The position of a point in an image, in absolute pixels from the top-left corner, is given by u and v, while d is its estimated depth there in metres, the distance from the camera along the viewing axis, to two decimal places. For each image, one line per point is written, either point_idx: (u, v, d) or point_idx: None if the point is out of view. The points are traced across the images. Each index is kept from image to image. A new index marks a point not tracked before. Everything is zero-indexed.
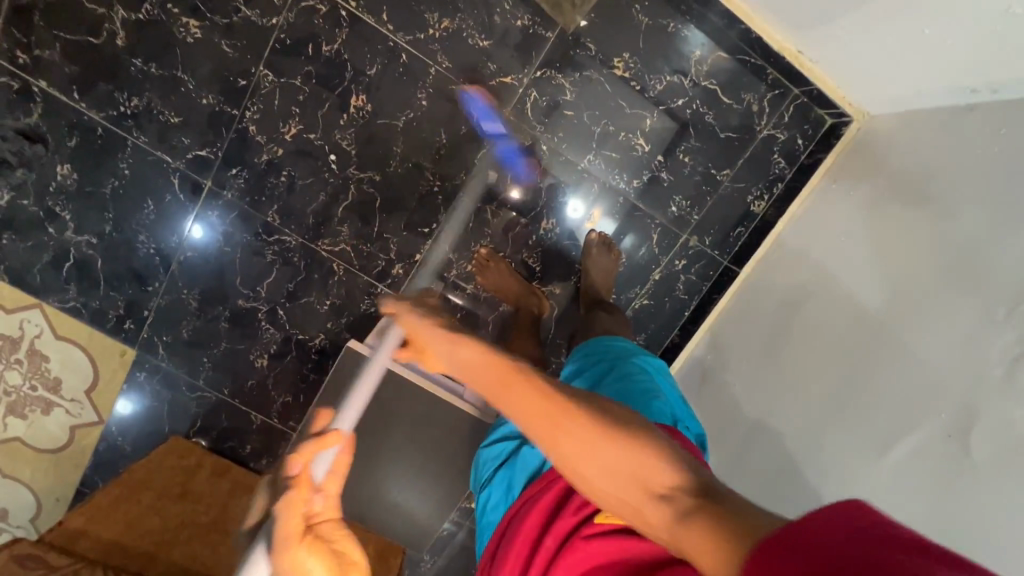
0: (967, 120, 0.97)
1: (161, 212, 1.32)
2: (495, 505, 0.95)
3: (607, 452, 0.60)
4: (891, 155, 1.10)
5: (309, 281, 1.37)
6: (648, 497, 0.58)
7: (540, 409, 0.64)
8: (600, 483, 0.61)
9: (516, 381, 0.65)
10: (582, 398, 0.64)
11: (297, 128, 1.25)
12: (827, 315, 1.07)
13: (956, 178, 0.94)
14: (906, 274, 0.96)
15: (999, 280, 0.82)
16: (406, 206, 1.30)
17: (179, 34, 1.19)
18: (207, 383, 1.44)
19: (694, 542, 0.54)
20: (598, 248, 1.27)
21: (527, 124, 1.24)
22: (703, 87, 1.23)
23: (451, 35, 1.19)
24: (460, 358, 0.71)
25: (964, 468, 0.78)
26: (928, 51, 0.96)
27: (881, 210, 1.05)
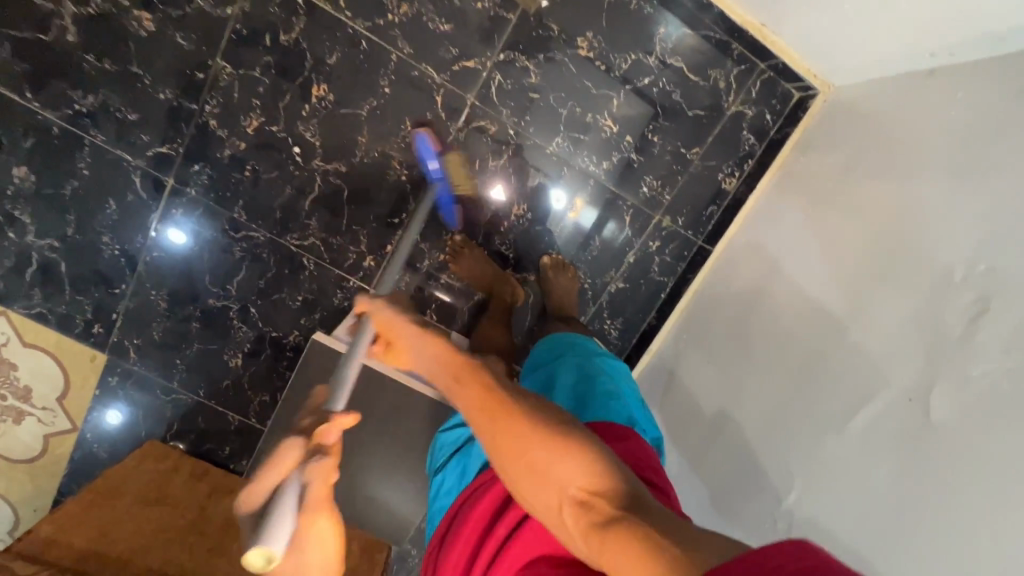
0: (925, 87, 0.96)
1: (124, 212, 1.29)
2: (449, 488, 0.95)
3: (534, 453, 0.62)
4: (852, 129, 1.09)
5: (280, 277, 1.35)
6: (568, 501, 0.60)
7: (484, 408, 0.66)
8: (526, 488, 0.63)
9: (466, 380, 0.69)
10: (523, 399, 0.66)
11: (259, 120, 1.22)
12: (792, 294, 1.06)
13: (917, 143, 0.93)
14: (869, 244, 0.95)
15: (957, 242, 0.82)
16: (374, 197, 1.28)
17: (132, 28, 1.16)
18: (181, 384, 1.42)
19: (605, 547, 0.55)
20: (553, 272, 1.28)
21: (492, 108, 1.23)
22: (668, 64, 1.22)
23: (411, 20, 1.17)
24: (425, 357, 0.75)
25: (923, 431, 0.77)
26: (885, 18, 0.96)
27: (844, 187, 1.05)
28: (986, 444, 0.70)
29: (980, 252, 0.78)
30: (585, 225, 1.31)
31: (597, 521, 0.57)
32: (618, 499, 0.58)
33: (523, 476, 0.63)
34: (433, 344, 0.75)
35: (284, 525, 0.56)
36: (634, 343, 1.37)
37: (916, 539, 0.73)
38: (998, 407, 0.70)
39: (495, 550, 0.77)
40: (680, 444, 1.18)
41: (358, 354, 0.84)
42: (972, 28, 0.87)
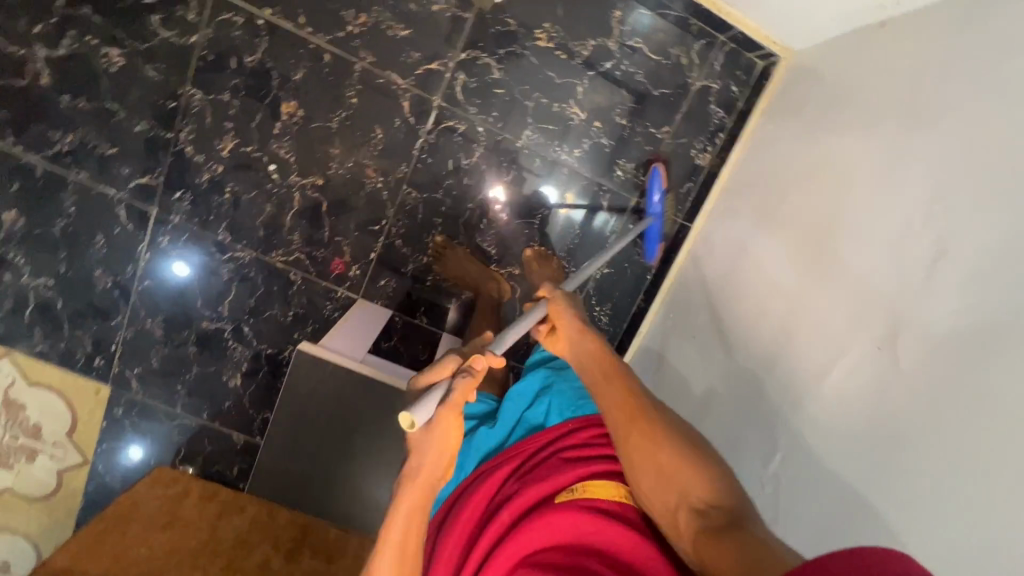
0: (880, 40, 0.97)
1: (113, 245, 1.32)
2: (446, 483, 0.93)
3: (668, 459, 0.71)
4: (815, 88, 1.10)
5: (270, 294, 1.37)
6: (684, 505, 0.68)
7: (626, 408, 0.77)
8: (651, 484, 0.71)
9: (615, 385, 0.80)
10: (659, 411, 0.77)
11: (233, 142, 1.25)
12: (770, 255, 1.06)
13: (872, 99, 0.95)
14: (834, 203, 0.96)
15: (911, 192, 0.84)
16: (353, 206, 1.30)
17: (102, 65, 1.19)
18: (185, 409, 1.44)
19: (710, 552, 0.63)
20: (538, 262, 1.27)
21: (459, 107, 1.24)
22: (629, 47, 1.22)
23: (370, 29, 1.18)
24: (584, 355, 0.85)
25: (894, 379, 0.78)
26: None
27: (810, 146, 1.05)
28: (952, 383, 0.71)
29: (940, 196, 0.80)
30: (576, 219, 1.31)
31: (709, 525, 0.65)
32: (734, 514, 0.66)
33: (647, 471, 0.72)
34: (594, 347, 0.85)
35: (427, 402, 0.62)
36: (624, 328, 1.38)
37: (893, 487, 0.73)
38: (960, 346, 0.71)
39: (496, 538, 0.75)
40: None
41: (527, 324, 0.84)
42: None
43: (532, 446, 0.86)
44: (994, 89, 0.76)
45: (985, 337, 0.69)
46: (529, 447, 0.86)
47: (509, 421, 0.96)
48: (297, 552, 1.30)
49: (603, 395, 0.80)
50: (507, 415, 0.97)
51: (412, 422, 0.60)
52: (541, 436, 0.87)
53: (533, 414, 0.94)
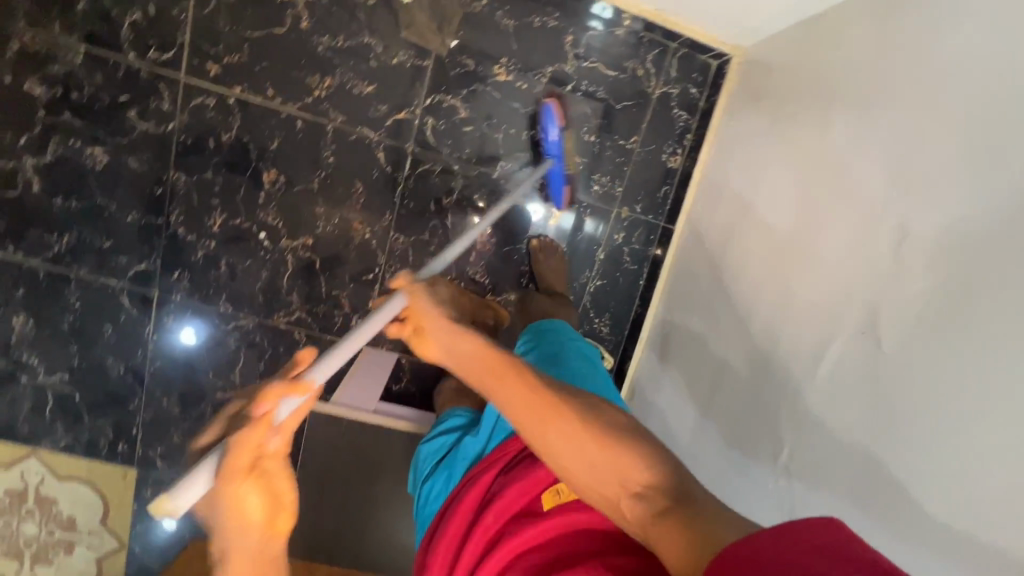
0: (816, 35, 1.02)
1: (121, 332, 1.36)
2: (437, 493, 1.01)
3: (593, 450, 0.62)
4: (770, 88, 1.14)
5: (277, 356, 1.40)
6: (624, 494, 0.61)
7: (527, 399, 0.64)
8: (582, 477, 0.63)
9: (507, 375, 0.66)
10: (563, 389, 0.66)
11: (222, 217, 1.29)
12: (751, 255, 1.09)
13: (823, 87, 0.99)
14: (804, 194, 0.99)
15: (870, 177, 0.87)
16: (345, 260, 1.34)
17: (89, 164, 1.24)
18: None
19: (665, 540, 0.57)
20: (542, 255, 1.30)
21: (433, 149, 1.28)
22: (586, 67, 1.26)
23: (336, 90, 1.23)
24: (452, 347, 0.71)
25: (881, 358, 0.80)
26: None
27: (775, 145, 1.09)
28: (930, 362, 0.73)
29: (896, 177, 0.83)
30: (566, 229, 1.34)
31: (653, 509, 0.59)
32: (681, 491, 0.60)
33: (579, 470, 0.63)
34: (465, 337, 0.70)
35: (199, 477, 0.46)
36: (626, 335, 1.40)
37: (900, 462, 0.74)
38: (931, 324, 0.74)
39: (485, 539, 0.85)
40: (682, 424, 1.19)
41: (365, 329, 0.73)
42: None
43: (515, 446, 0.95)
44: (927, 74, 0.81)
45: (952, 310, 0.72)
46: (511, 449, 0.95)
47: (486, 431, 1.03)
48: None
49: (500, 393, 0.66)
50: (485, 424, 1.03)
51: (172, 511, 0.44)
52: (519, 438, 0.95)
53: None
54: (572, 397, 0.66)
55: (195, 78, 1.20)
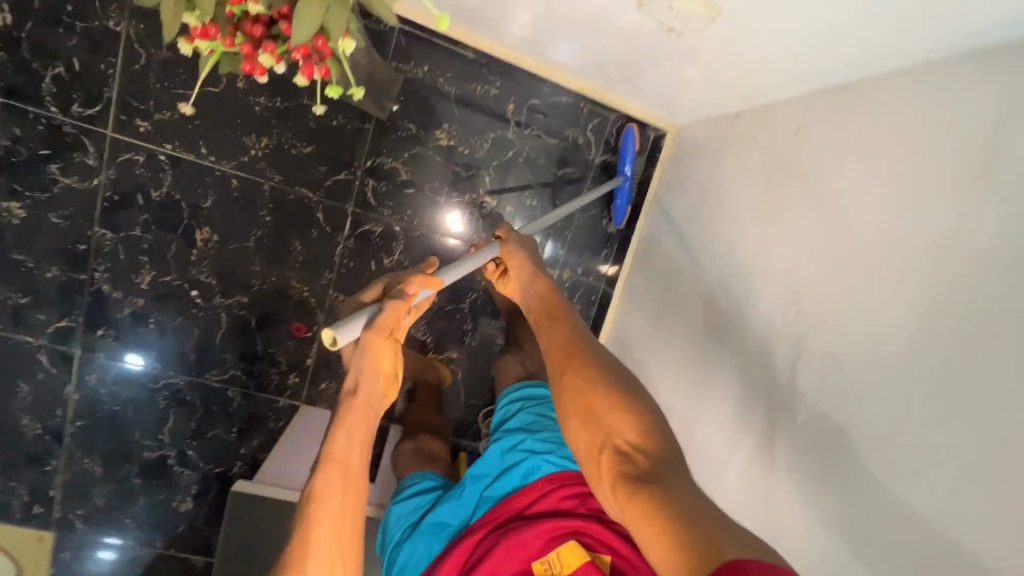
0: (767, 121, 0.98)
1: (39, 391, 1.28)
2: (414, 562, 0.96)
3: (600, 399, 0.76)
4: (722, 158, 1.09)
5: (210, 414, 1.35)
6: (610, 446, 0.73)
7: (562, 351, 0.84)
8: (581, 419, 0.77)
9: (558, 324, 0.88)
10: (601, 356, 0.83)
11: (151, 274, 1.25)
12: (685, 330, 1.09)
13: (742, 184, 1.02)
14: (721, 286, 1.02)
15: (776, 286, 0.91)
16: (283, 317, 1.31)
17: (4, 219, 1.17)
18: (137, 541, 1.40)
19: (631, 493, 0.67)
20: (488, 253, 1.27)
21: (373, 211, 1.27)
22: (527, 134, 1.29)
23: (273, 150, 1.21)
24: (530, 291, 0.96)
25: (773, 474, 0.85)
26: (699, 84, 1.00)
27: (719, 223, 1.06)
28: (807, 493, 0.79)
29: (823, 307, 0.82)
30: None
31: (630, 466, 0.70)
32: (664, 460, 0.70)
33: (581, 413, 0.77)
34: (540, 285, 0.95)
35: (357, 324, 0.75)
36: None
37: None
38: (812, 464, 0.79)
39: None
40: None
41: (482, 256, 0.97)
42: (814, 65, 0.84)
43: (502, 513, 0.94)
44: (867, 189, 0.78)
45: (837, 456, 0.76)
46: (498, 513, 0.94)
47: (472, 493, 1.01)
48: None
49: (546, 333, 0.88)
50: (471, 487, 1.02)
51: (336, 339, 0.73)
52: (507, 503, 0.95)
53: (500, 479, 1.00)
54: (606, 362, 0.81)
55: (123, 134, 1.16)
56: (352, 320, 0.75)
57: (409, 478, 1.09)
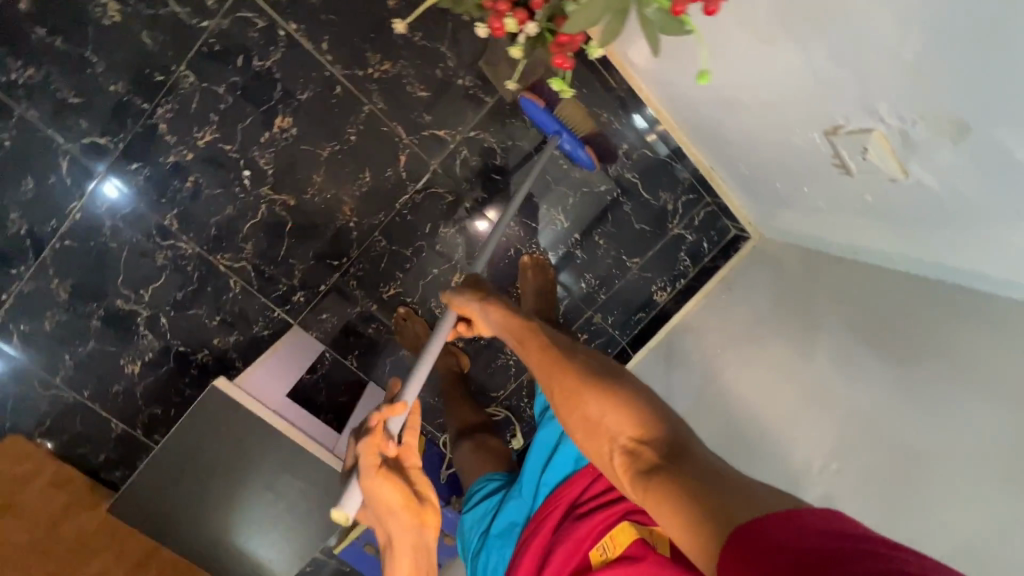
0: (860, 283, 0.93)
1: (42, 192, 1.19)
2: (495, 567, 1.01)
3: (589, 406, 0.76)
4: (803, 292, 1.05)
5: (201, 293, 1.29)
6: (617, 450, 0.73)
7: (544, 364, 0.83)
8: (585, 432, 0.77)
9: (528, 342, 0.86)
10: (579, 359, 0.82)
11: (213, 136, 1.18)
12: (704, 428, 1.10)
13: (818, 318, 0.98)
14: (758, 405, 1.02)
15: (817, 437, 0.89)
16: (318, 235, 1.27)
17: (95, 14, 1.09)
18: (65, 382, 1.33)
19: (650, 488, 0.65)
20: (532, 271, 1.26)
21: (452, 178, 1.25)
22: (625, 177, 1.28)
23: (390, 78, 1.17)
24: (491, 322, 0.92)
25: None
26: (815, 215, 0.96)
27: (772, 346, 1.04)
28: None
29: (839, 497, 0.83)
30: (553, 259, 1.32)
31: (640, 461, 0.69)
32: (667, 448, 0.68)
33: (582, 427, 0.77)
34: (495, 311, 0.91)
35: (352, 494, 0.70)
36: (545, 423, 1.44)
37: None
38: None
39: None
40: None
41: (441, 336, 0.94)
42: (924, 253, 0.77)
43: (559, 508, 0.95)
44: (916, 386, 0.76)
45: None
46: (553, 508, 0.96)
47: (529, 489, 1.03)
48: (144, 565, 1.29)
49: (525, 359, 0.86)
50: (526, 481, 1.04)
51: (343, 515, 0.68)
52: (561, 496, 0.96)
53: (551, 473, 1.01)
54: (580, 360, 0.81)
55: None
56: (348, 491, 0.70)
57: (473, 486, 1.14)
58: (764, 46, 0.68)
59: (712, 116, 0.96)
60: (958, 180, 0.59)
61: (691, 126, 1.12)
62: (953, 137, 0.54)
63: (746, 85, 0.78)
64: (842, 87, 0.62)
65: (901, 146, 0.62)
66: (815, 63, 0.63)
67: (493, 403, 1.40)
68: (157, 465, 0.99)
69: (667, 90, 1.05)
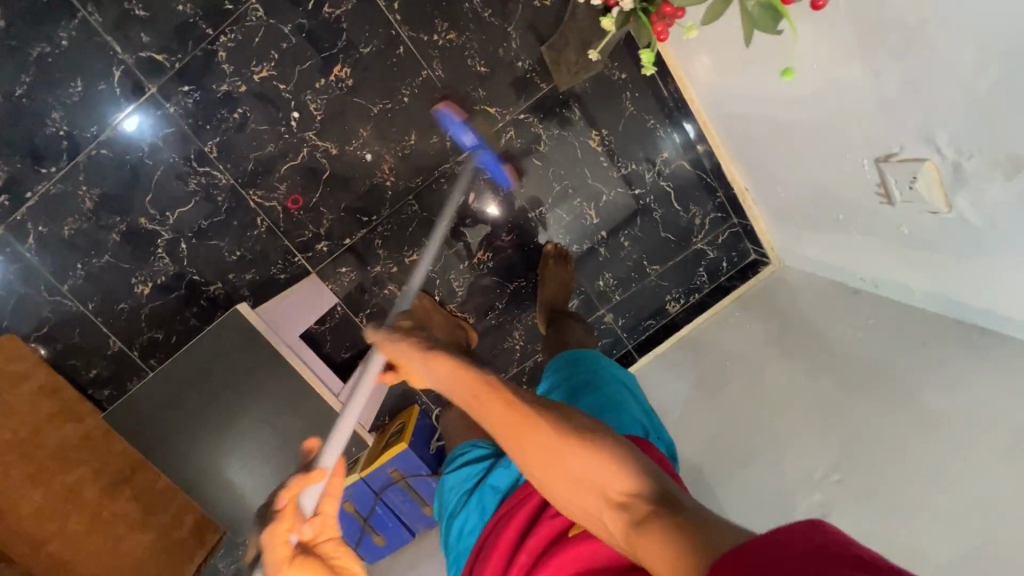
0: (877, 315, 0.96)
1: (88, 98, 1.20)
2: (471, 529, 1.02)
3: (565, 462, 0.64)
4: (818, 317, 1.08)
5: (226, 225, 1.29)
6: (605, 505, 0.63)
7: (511, 422, 0.67)
8: (566, 491, 0.65)
9: (486, 398, 0.67)
10: (546, 408, 0.68)
11: (270, 73, 1.19)
12: (700, 432, 1.12)
13: (833, 342, 1.00)
14: (761, 416, 1.03)
15: (819, 452, 0.90)
16: (353, 188, 1.28)
17: None
18: (72, 291, 1.31)
19: (649, 546, 0.59)
20: (554, 261, 1.29)
21: (494, 156, 1.27)
22: (660, 185, 1.31)
23: (453, 48, 1.19)
24: (435, 375, 0.71)
25: None
26: (842, 243, 1.00)
27: (784, 364, 1.06)
28: None
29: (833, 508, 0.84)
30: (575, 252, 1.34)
31: (634, 517, 0.61)
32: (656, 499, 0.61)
33: (560, 486, 0.65)
34: (443, 363, 0.71)
35: None
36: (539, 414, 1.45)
37: None
38: None
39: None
40: None
41: (365, 386, 0.79)
42: (951, 286, 0.80)
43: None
44: (922, 414, 0.79)
45: None
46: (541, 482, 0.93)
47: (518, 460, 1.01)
48: (115, 491, 1.24)
49: (482, 417, 0.68)
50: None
51: None
52: None
53: None
54: (546, 407, 0.68)
55: None
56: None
57: (461, 447, 1.13)
58: (834, 67, 0.72)
59: (763, 132, 1.00)
60: (999, 215, 0.62)
61: (736, 141, 1.15)
62: (1007, 169, 0.57)
63: (807, 103, 0.81)
64: (905, 110, 0.65)
65: (950, 177, 0.65)
66: (883, 86, 0.66)
67: None
68: (161, 383, 1.01)
69: (720, 100, 1.08)
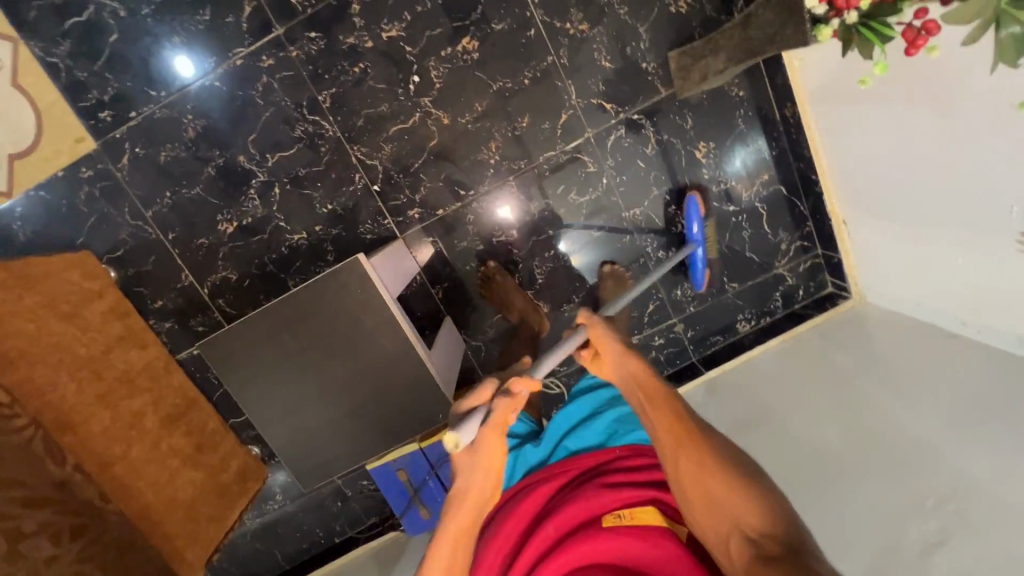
0: (978, 359, 0.98)
1: (212, 27, 1.19)
2: None
3: (717, 485, 0.68)
4: (913, 354, 1.09)
5: (324, 177, 1.29)
6: (738, 534, 0.65)
7: (677, 436, 0.71)
8: (702, 508, 0.68)
9: (667, 405, 0.74)
10: (711, 435, 0.73)
11: (399, 32, 1.20)
12: (772, 453, 1.10)
13: (932, 379, 1.02)
14: (855, 438, 1.03)
15: (931, 483, 0.90)
16: (456, 160, 1.28)
17: None
18: (154, 218, 1.30)
19: None
20: (611, 281, 1.33)
21: (600, 152, 1.29)
22: (754, 206, 1.34)
23: (583, 40, 1.21)
24: (630, 376, 0.77)
25: None
26: (955, 284, 1.02)
27: (877, 395, 1.06)
28: None
29: (948, 534, 0.85)
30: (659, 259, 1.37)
31: (764, 554, 0.62)
32: (794, 549, 0.61)
33: (699, 502, 0.68)
34: (638, 367, 0.77)
35: (471, 426, 0.63)
36: None
37: None
38: None
39: (537, 554, 0.74)
40: None
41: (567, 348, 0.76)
42: None
43: (579, 465, 0.84)
44: None
45: None
46: (576, 466, 0.83)
47: (550, 441, 0.92)
48: (171, 424, 1.23)
49: (655, 421, 0.74)
50: (550, 431, 0.93)
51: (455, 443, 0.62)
52: (589, 457, 0.84)
53: (584, 434, 0.89)
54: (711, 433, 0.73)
55: None
56: (469, 421, 0.63)
57: None
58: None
59: (894, 164, 1.03)
60: None
61: (849, 171, 1.17)
62: None
63: (973, 142, 0.85)
64: None
65: None
66: None
67: (553, 375, 1.44)
68: (253, 322, 1.05)
69: (847, 127, 1.10)
